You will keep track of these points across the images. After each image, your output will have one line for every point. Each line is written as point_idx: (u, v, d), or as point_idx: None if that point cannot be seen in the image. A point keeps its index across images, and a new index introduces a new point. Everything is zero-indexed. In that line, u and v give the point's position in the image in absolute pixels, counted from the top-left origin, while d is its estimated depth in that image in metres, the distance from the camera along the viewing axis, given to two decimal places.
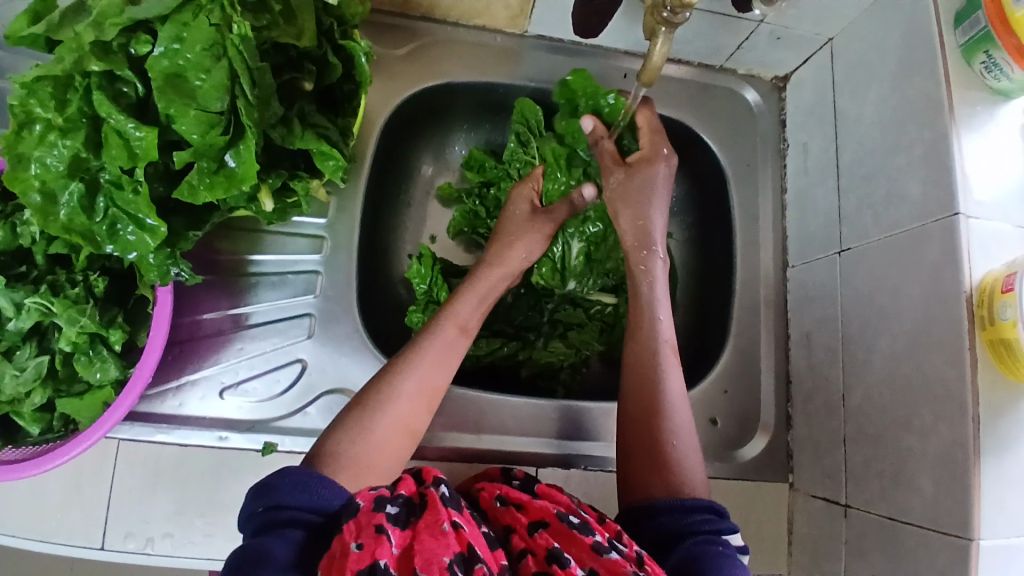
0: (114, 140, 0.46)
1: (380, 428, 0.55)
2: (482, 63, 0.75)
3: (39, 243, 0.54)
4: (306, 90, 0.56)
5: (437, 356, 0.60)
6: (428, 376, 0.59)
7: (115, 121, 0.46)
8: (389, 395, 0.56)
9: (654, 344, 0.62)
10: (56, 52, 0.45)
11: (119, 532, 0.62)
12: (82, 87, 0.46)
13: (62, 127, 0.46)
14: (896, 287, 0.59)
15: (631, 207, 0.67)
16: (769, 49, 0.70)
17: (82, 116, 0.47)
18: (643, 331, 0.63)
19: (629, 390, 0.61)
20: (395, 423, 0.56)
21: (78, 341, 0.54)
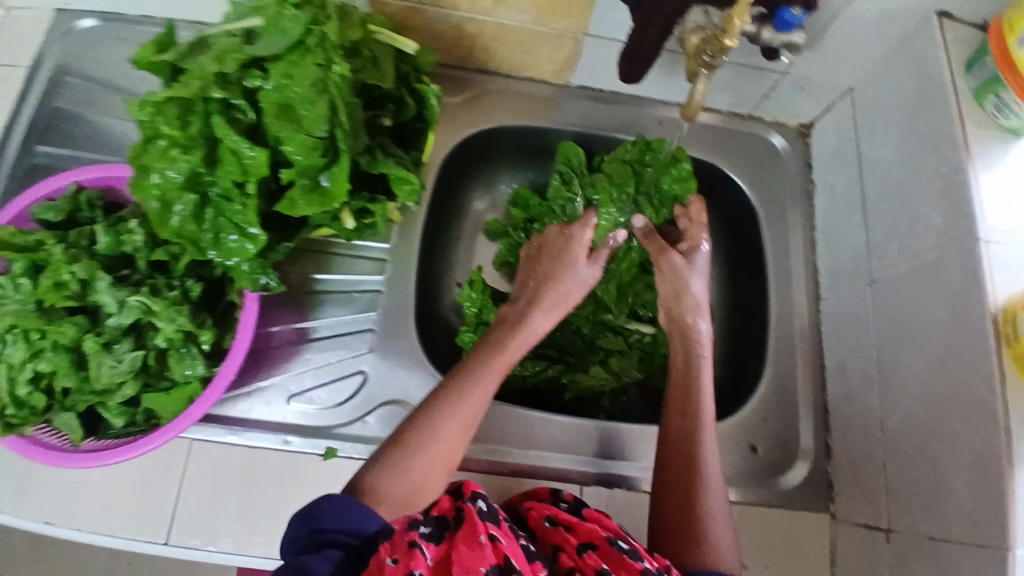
0: (229, 156, 0.53)
1: (422, 463, 0.58)
2: (530, 109, 0.83)
3: (143, 250, 0.61)
4: (384, 125, 0.64)
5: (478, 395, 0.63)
6: (465, 419, 0.61)
7: (232, 141, 0.53)
8: (428, 436, 0.60)
9: (694, 421, 0.64)
10: (184, 80, 0.52)
11: (184, 529, 0.65)
12: (203, 112, 0.54)
13: (185, 144, 0.53)
14: (926, 310, 0.62)
15: (672, 279, 0.75)
16: (794, 98, 0.77)
17: (201, 137, 0.54)
18: (691, 406, 0.65)
19: (670, 459, 0.63)
20: (431, 462, 0.59)
21: (173, 338, 0.60)
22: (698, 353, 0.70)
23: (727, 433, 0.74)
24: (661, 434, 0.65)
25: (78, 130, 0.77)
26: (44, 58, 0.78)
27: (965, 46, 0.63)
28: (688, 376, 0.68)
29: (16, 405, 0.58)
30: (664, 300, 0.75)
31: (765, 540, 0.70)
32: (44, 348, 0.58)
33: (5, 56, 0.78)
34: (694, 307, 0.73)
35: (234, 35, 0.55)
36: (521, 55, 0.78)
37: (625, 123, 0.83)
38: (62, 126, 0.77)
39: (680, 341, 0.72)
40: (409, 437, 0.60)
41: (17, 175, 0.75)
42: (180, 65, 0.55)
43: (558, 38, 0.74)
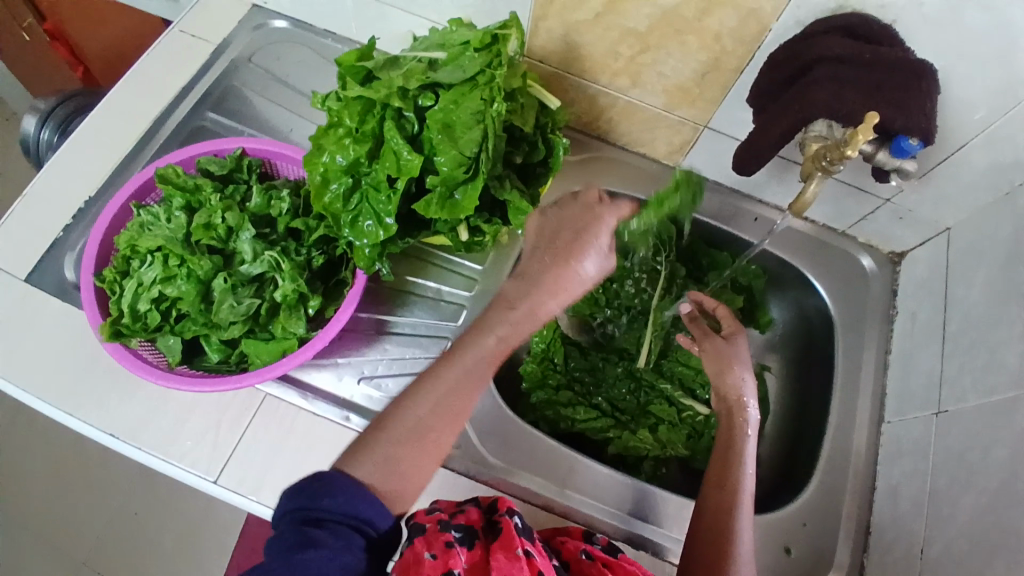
0: (390, 154, 0.61)
1: (391, 449, 0.53)
2: (637, 181, 0.89)
3: (285, 217, 0.69)
4: (514, 162, 0.71)
5: (460, 379, 0.57)
6: (449, 405, 0.56)
7: (396, 144, 0.61)
8: (404, 417, 0.55)
9: (733, 498, 0.65)
10: (375, 86, 0.61)
11: (235, 472, 0.69)
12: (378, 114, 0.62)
13: (357, 137, 0.61)
14: (988, 447, 0.63)
15: (720, 360, 0.75)
16: (890, 225, 0.81)
17: (372, 134, 0.62)
18: (730, 482, 0.66)
19: (702, 530, 0.64)
20: (405, 445, 0.54)
21: (289, 297, 0.66)
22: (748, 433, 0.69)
23: (766, 527, 0.75)
24: (698, 507, 0.67)
25: (245, 108, 0.88)
26: (232, 43, 0.90)
27: None
28: (728, 450, 0.69)
29: (132, 317, 0.64)
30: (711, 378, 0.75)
31: None
32: (178, 275, 0.65)
33: (204, 31, 0.90)
34: (741, 387, 0.72)
35: (420, 60, 0.65)
36: (642, 132, 0.85)
37: (723, 213, 0.88)
38: (232, 102, 0.88)
39: (727, 426, 0.71)
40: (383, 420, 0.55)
41: (185, 131, 0.86)
42: (376, 74, 0.63)
43: (680, 124, 0.81)
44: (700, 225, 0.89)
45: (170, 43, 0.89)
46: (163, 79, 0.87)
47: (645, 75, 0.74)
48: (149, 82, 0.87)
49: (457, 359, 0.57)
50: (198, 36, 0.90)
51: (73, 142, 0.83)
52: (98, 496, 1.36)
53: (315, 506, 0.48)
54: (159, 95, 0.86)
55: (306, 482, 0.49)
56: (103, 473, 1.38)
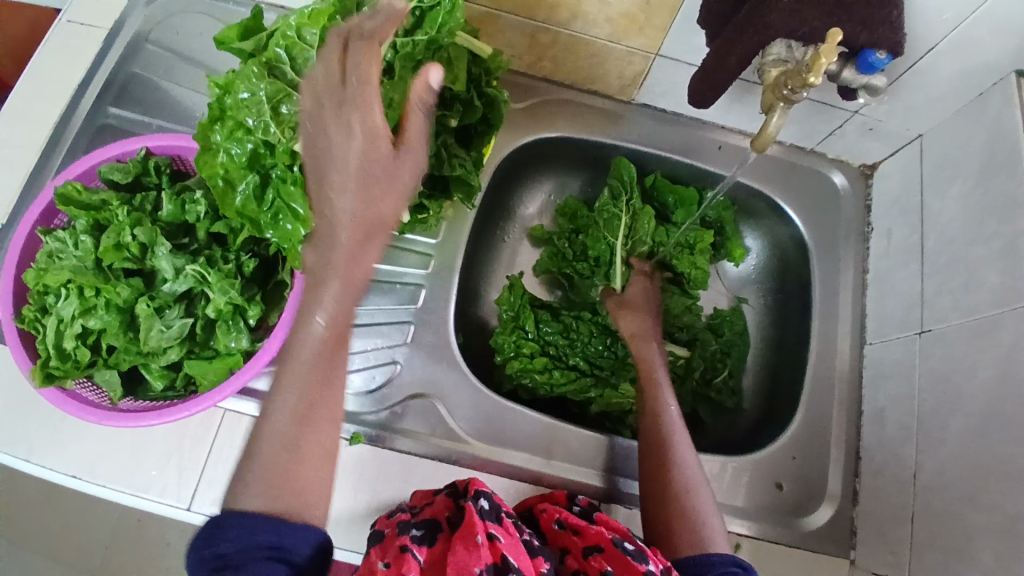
0: (287, 127, 0.55)
1: (271, 456, 0.46)
2: (590, 124, 0.83)
3: (203, 222, 0.63)
4: (451, 126, 0.64)
5: (310, 357, 0.49)
6: (303, 393, 0.48)
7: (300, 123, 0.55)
8: (263, 425, 0.48)
9: (663, 420, 0.68)
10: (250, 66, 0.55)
11: (208, 496, 0.67)
12: (272, 100, 0.55)
13: (248, 127, 0.56)
14: (972, 369, 0.62)
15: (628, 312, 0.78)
16: (858, 139, 0.76)
17: (254, 103, 0.55)
18: (659, 409, 0.69)
19: (645, 457, 0.66)
20: (274, 450, 0.47)
21: (223, 310, 0.60)
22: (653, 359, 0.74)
23: (754, 466, 0.74)
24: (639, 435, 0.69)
25: (152, 95, 0.78)
26: (127, 23, 0.80)
27: None
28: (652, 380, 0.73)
29: (60, 358, 0.59)
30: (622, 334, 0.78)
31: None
32: (97, 306, 0.60)
33: (92, 17, 0.80)
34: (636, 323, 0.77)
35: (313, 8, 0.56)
36: (590, 68, 0.78)
37: (684, 146, 0.83)
38: (136, 91, 0.78)
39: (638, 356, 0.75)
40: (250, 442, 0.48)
41: (90, 133, 0.77)
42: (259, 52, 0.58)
43: (628, 55, 0.74)
44: (663, 161, 0.84)
45: (61, 34, 0.78)
46: (58, 80, 0.77)
47: (584, 7, 0.67)
48: (41, 84, 0.77)
49: (301, 342, 0.50)
50: (87, 24, 0.80)
51: None
52: None
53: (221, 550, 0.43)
54: (56, 97, 0.77)
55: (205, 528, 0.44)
56: None
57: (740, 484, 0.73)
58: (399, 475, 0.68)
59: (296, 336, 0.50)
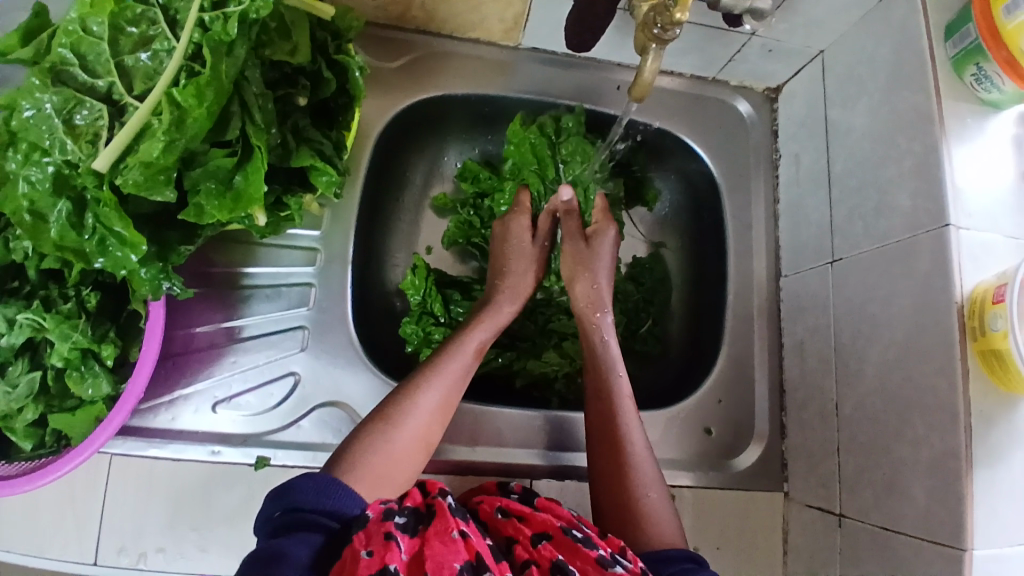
0: (85, 142, 0.46)
1: (410, 440, 0.56)
2: (477, 77, 0.75)
3: (32, 259, 0.54)
4: (301, 105, 0.56)
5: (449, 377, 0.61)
6: (443, 400, 0.59)
7: (104, 133, 0.46)
8: (408, 410, 0.57)
9: (612, 405, 0.64)
10: (33, 76, 0.46)
11: (112, 547, 0.62)
12: (62, 113, 0.46)
13: (44, 146, 0.46)
14: (889, 297, 0.59)
15: (570, 266, 0.73)
16: (761, 60, 0.70)
17: (38, 123, 0.46)
18: (606, 391, 0.65)
19: (598, 442, 0.63)
20: (416, 435, 0.57)
21: (70, 357, 0.53)
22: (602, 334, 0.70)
23: (682, 416, 0.72)
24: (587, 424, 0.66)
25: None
26: None
27: (946, 9, 0.58)
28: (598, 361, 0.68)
29: None
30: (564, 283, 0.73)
31: (720, 521, 0.70)
32: None
33: None
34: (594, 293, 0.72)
35: None
36: (464, 13, 0.69)
37: (582, 90, 0.76)
38: None
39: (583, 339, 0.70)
40: (388, 412, 0.57)
41: None
42: (42, 61, 0.47)
43: None
44: (559, 108, 0.77)
45: None
46: None
47: None
48: None
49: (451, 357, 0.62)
50: None
51: None
52: None
53: (294, 504, 0.49)
54: None
55: (283, 487, 0.50)
56: None
57: (672, 436, 0.72)
58: None
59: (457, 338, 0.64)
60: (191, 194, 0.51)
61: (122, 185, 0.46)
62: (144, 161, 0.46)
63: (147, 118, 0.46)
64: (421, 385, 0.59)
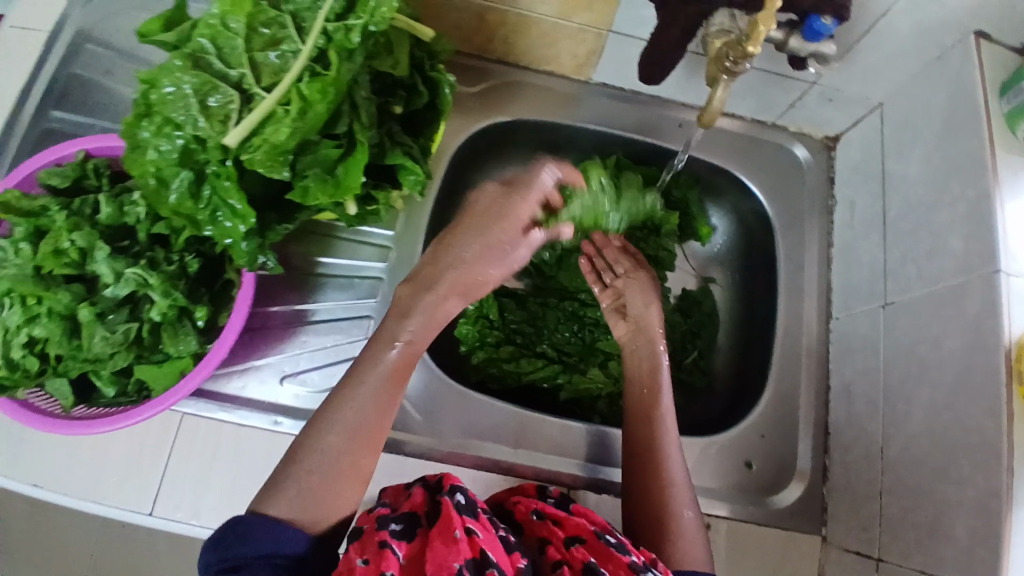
0: (216, 121, 0.53)
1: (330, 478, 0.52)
2: (549, 107, 0.81)
3: (144, 223, 0.61)
4: (395, 112, 0.63)
5: (377, 391, 0.55)
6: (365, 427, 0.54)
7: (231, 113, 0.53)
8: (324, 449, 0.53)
9: (655, 424, 0.66)
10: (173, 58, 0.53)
11: (169, 500, 0.65)
12: (199, 93, 0.53)
13: (178, 120, 0.53)
14: (938, 339, 0.60)
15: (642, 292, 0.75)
16: (819, 108, 0.75)
17: (179, 100, 0.53)
18: (654, 409, 0.67)
19: (635, 462, 0.65)
20: (341, 468, 0.53)
21: (168, 313, 0.59)
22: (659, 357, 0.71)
23: (724, 445, 0.73)
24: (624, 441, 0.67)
25: (93, 98, 0.76)
26: (66, 23, 0.77)
27: (1001, 68, 0.61)
28: (652, 377, 0.70)
29: (7, 366, 0.57)
30: (631, 308, 0.74)
31: (757, 556, 0.70)
32: (40, 314, 0.58)
33: (32, 19, 0.78)
34: (654, 318, 0.73)
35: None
36: (542, 47, 0.76)
37: (647, 124, 0.81)
38: (77, 93, 0.76)
39: (637, 360, 0.72)
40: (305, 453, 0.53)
41: (32, 141, 0.75)
42: (182, 46, 0.55)
43: (581, 33, 0.71)
44: (623, 141, 0.82)
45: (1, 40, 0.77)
46: None
47: None
48: None
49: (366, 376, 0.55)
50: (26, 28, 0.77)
51: None
52: None
53: (232, 554, 0.48)
54: None
55: (224, 531, 0.49)
56: None
57: (713, 464, 0.73)
58: None
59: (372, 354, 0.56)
60: (296, 179, 0.57)
61: (246, 161, 0.53)
62: (268, 141, 0.53)
63: (274, 106, 0.52)
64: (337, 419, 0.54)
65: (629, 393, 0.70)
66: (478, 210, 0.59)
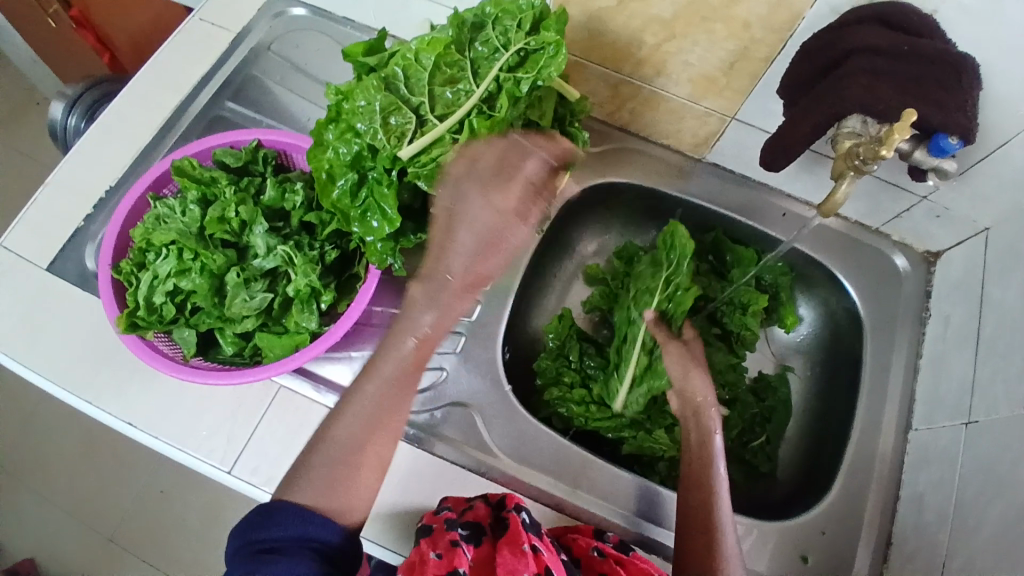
0: (394, 136, 0.61)
1: (330, 464, 0.57)
2: (660, 175, 0.86)
3: (298, 210, 0.69)
4: (531, 156, 0.68)
5: (382, 389, 0.60)
6: (364, 418, 0.59)
7: (401, 126, 0.61)
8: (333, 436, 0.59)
9: (708, 492, 0.65)
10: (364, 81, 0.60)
11: (249, 464, 0.70)
12: (384, 112, 0.60)
13: (359, 129, 0.61)
14: (1018, 461, 0.60)
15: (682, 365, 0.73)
16: (927, 222, 0.77)
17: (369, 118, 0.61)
18: (707, 478, 0.66)
19: (688, 531, 0.64)
20: (345, 449, 0.58)
21: (302, 291, 0.66)
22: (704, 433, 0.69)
23: (783, 532, 0.73)
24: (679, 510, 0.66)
25: (264, 98, 0.87)
26: (253, 31, 0.89)
27: None
28: (706, 447, 0.68)
29: (146, 310, 0.64)
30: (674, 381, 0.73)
31: None
32: (192, 269, 0.66)
33: (222, 18, 0.90)
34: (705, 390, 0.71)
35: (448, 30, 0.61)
36: (665, 121, 0.81)
37: (750, 207, 0.85)
38: (250, 91, 0.87)
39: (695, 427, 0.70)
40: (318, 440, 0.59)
41: (203, 123, 0.85)
42: (378, 68, 0.63)
43: (706, 115, 0.77)
44: (723, 220, 0.86)
45: (192, 30, 0.88)
46: (183, 65, 0.87)
47: (670, 65, 0.71)
48: (171, 69, 0.87)
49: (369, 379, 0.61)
50: (217, 24, 0.89)
51: (90, 138, 0.83)
52: (114, 484, 1.37)
53: (260, 536, 0.52)
54: (179, 85, 0.86)
55: (255, 514, 0.53)
56: (113, 453, 1.38)
57: (766, 549, 0.72)
58: (434, 477, 0.71)
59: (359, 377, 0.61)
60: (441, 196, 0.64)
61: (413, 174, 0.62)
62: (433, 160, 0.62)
63: (444, 133, 0.61)
64: (339, 414, 0.60)
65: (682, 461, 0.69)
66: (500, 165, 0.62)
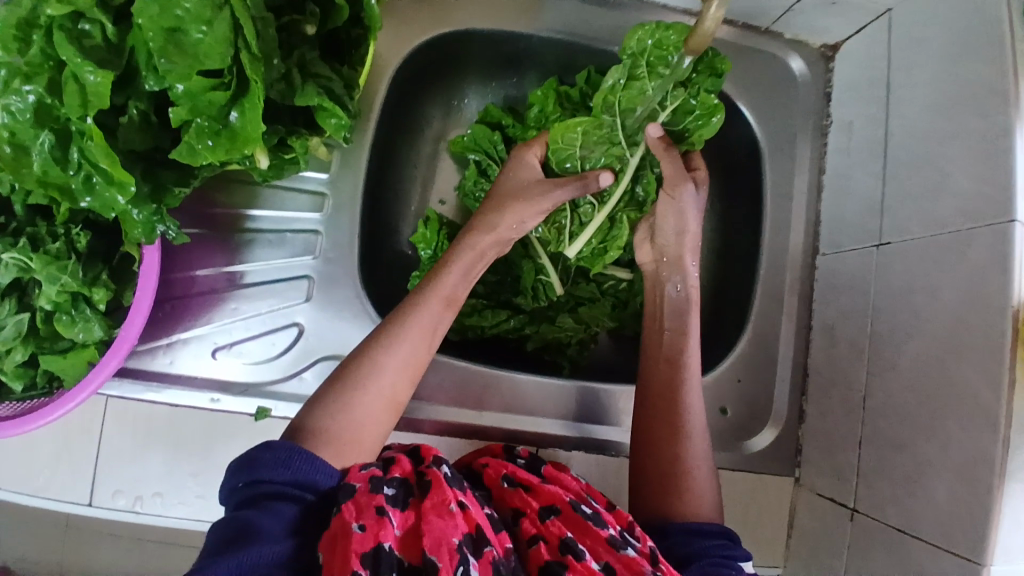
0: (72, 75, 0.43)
1: (367, 404, 0.51)
2: (503, 12, 0.68)
3: (18, 193, 0.51)
4: (308, 34, 0.50)
5: (430, 325, 0.56)
6: (409, 358, 0.54)
7: (72, 63, 0.42)
8: (369, 374, 0.52)
9: (677, 372, 0.60)
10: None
11: (108, 489, 0.61)
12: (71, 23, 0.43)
13: (26, 71, 0.43)
14: (937, 289, 0.55)
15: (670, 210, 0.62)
16: (819, 14, 0.65)
17: (45, 58, 0.43)
18: (680, 356, 0.60)
19: (655, 411, 0.59)
20: (379, 396, 0.52)
21: (59, 301, 0.51)
22: (684, 297, 0.63)
23: None
24: (641, 389, 0.61)
25: None
26: None
27: None
28: (678, 317, 0.62)
29: None
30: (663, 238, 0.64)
31: (726, 501, 0.68)
32: None
33: None
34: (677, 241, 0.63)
35: None
36: None
37: (615, 33, 0.69)
38: None
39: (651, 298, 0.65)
40: (343, 379, 0.52)
41: None
42: None
43: None
44: (592, 52, 0.69)
45: None
46: None
47: None
48: None
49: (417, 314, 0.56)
50: None
51: None
52: None
53: (256, 477, 0.45)
54: None
55: (246, 457, 0.47)
56: None
57: None
58: None
59: (426, 288, 0.57)
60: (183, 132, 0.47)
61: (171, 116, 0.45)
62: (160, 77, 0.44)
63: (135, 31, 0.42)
64: (380, 348, 0.53)
65: (649, 334, 0.63)
66: (504, 184, 0.63)
